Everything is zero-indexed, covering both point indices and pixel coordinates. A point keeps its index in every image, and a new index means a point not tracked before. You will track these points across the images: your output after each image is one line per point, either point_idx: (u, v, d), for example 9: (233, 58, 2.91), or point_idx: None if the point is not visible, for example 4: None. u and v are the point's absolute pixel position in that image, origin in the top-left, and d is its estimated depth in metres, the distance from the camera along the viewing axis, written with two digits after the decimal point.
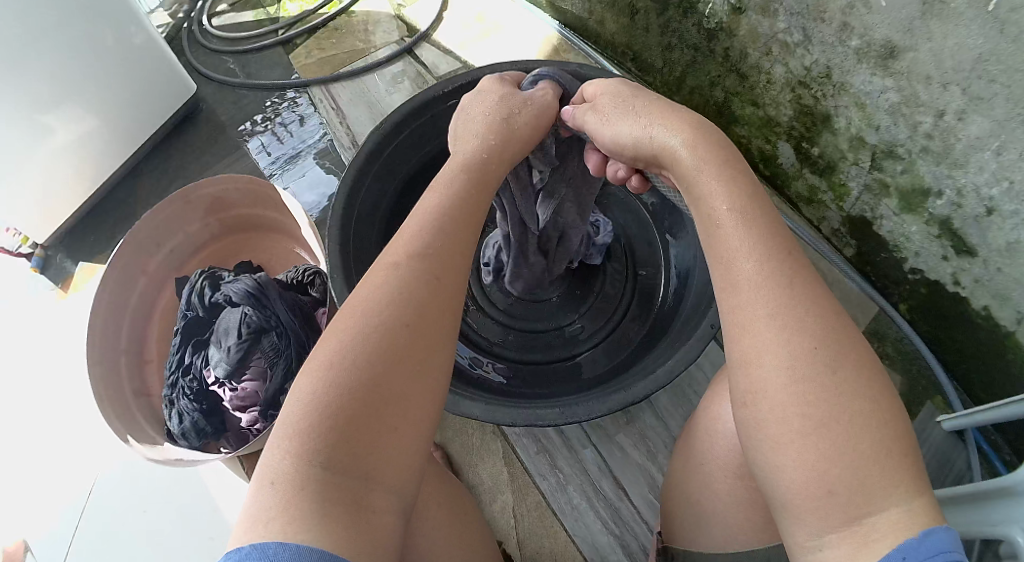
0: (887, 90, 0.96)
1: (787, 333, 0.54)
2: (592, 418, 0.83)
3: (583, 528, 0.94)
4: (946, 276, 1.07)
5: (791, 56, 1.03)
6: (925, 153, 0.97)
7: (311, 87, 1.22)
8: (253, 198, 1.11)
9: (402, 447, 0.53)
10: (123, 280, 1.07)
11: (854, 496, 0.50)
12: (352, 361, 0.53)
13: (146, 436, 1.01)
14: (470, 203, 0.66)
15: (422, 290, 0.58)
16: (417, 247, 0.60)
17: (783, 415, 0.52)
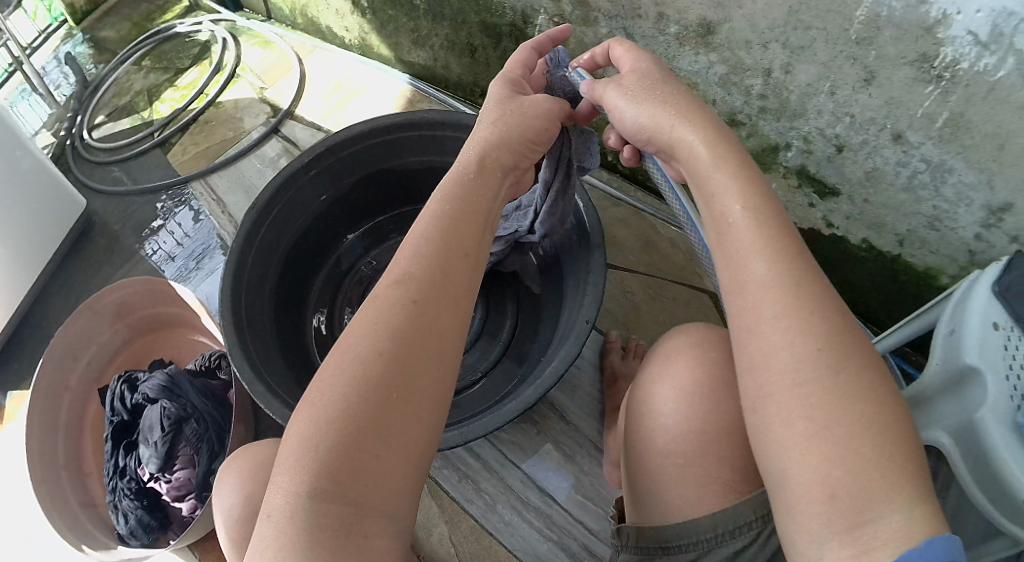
0: (713, 64, 1.03)
1: (784, 320, 0.57)
2: (492, 431, 0.88)
3: (520, 540, 0.97)
4: (818, 221, 1.13)
5: (620, 57, 1.10)
6: (764, 113, 1.05)
7: (191, 183, 1.26)
8: (154, 296, 1.15)
9: (393, 470, 0.54)
10: (48, 400, 1.11)
11: (854, 500, 0.51)
12: (343, 394, 0.56)
13: (100, 543, 1.06)
14: (461, 224, 0.67)
15: (407, 318, 0.59)
16: (405, 274, 0.62)
17: (787, 418, 0.54)
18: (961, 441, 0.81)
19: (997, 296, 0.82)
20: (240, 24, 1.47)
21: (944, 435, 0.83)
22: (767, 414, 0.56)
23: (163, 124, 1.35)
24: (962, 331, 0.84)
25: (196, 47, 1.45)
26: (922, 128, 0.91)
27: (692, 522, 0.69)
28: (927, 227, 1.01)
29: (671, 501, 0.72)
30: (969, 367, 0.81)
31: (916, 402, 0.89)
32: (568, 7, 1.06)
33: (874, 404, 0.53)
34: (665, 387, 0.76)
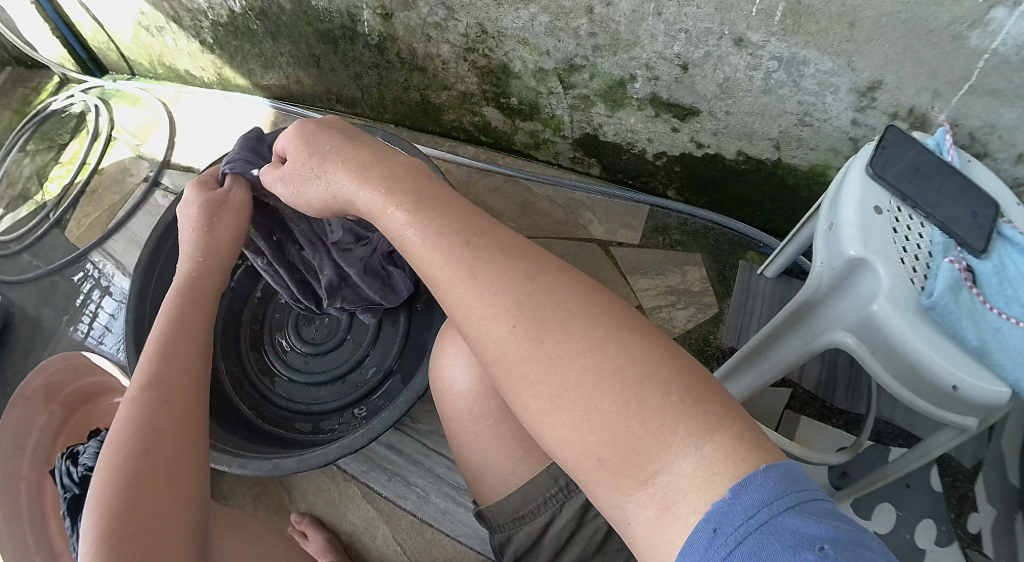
0: (536, 16, 1.00)
1: (481, 312, 0.55)
2: (392, 423, 0.91)
3: (458, 523, 1.01)
4: (688, 144, 1.11)
5: (447, 32, 1.08)
6: (600, 51, 1.02)
7: (92, 254, 1.31)
8: (78, 370, 1.20)
9: (172, 542, 0.59)
10: (3, 493, 1.15)
11: (626, 458, 0.49)
12: (111, 502, 0.59)
13: None
14: (188, 331, 0.73)
15: (153, 416, 0.65)
16: (149, 380, 0.67)
17: (525, 397, 0.53)
18: (864, 336, 0.77)
19: (873, 178, 0.80)
20: (110, 88, 1.52)
21: (846, 334, 0.78)
22: (508, 395, 0.54)
23: (55, 204, 1.38)
24: (840, 226, 0.79)
25: (74, 119, 1.50)
26: (761, 26, 0.88)
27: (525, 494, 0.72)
28: (799, 124, 0.99)
29: (495, 472, 0.74)
30: (855, 259, 0.76)
31: (812, 308, 0.83)
32: None
33: (592, 355, 0.51)
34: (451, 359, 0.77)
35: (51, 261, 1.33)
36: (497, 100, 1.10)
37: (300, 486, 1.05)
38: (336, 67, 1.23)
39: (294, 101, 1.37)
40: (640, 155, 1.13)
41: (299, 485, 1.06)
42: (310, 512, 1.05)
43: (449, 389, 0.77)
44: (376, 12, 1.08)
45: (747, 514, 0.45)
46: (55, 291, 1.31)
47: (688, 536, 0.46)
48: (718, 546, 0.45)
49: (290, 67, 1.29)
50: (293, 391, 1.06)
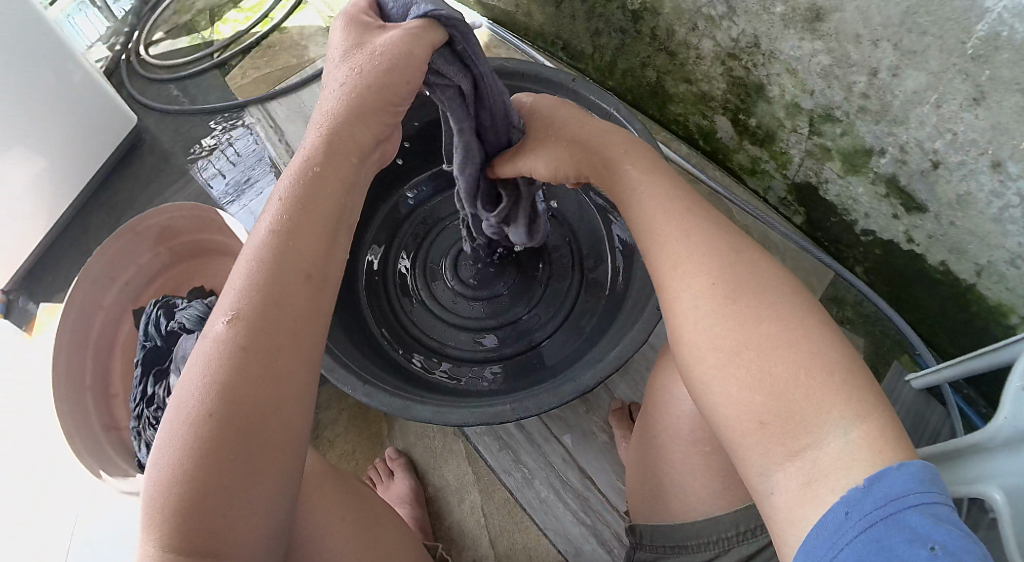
0: (817, 52, 0.94)
1: (687, 275, 0.58)
2: (543, 411, 0.83)
3: (553, 520, 0.93)
4: (899, 234, 1.06)
5: (717, 30, 1.01)
6: (863, 113, 0.95)
7: (249, 107, 1.27)
8: (201, 223, 1.12)
9: (252, 516, 0.49)
10: (80, 319, 1.07)
11: (784, 423, 0.50)
12: (186, 456, 0.49)
13: (117, 469, 1.04)
14: (312, 236, 0.57)
15: (245, 352, 0.52)
16: (246, 303, 0.53)
17: (701, 353, 0.55)
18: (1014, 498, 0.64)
19: None
20: None
21: (996, 491, 0.66)
22: (685, 356, 0.56)
23: (222, 46, 1.35)
24: None
25: None
26: None
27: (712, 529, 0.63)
28: (1007, 263, 0.94)
29: (691, 496, 0.65)
30: None
31: (972, 451, 0.73)
32: None
33: (785, 352, 0.52)
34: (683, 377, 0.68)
35: (200, 100, 1.31)
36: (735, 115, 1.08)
37: (411, 428, 0.99)
38: (577, 15, 1.21)
39: (513, 30, 1.36)
40: (850, 222, 1.11)
41: (410, 426, 0.99)
42: (406, 453, 0.99)
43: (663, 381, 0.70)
44: None
45: (878, 504, 0.46)
46: (189, 129, 1.30)
47: (824, 513, 0.48)
48: (846, 527, 0.46)
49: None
50: (432, 326, 0.99)
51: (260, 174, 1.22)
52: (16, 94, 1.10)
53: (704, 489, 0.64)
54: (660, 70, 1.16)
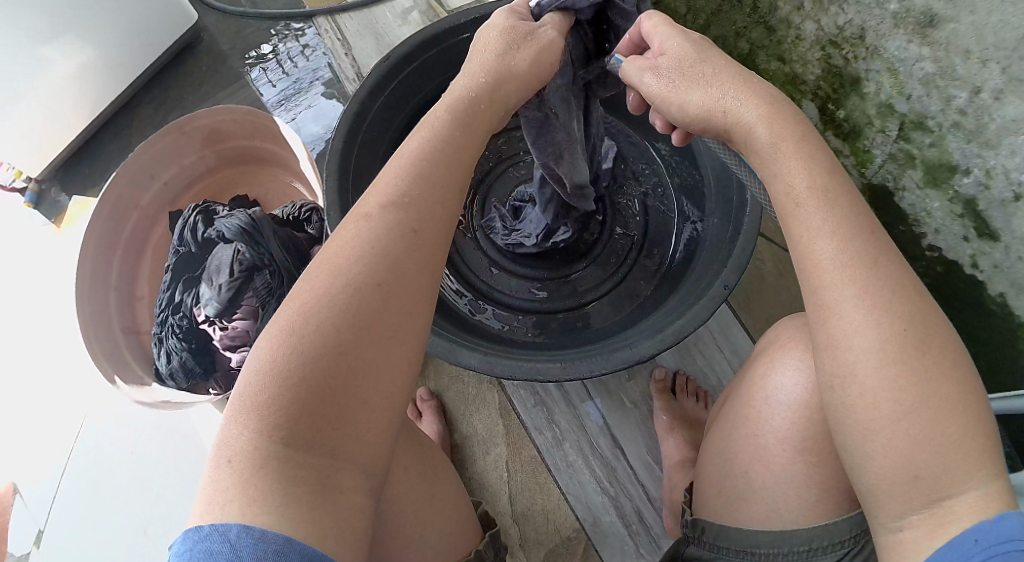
0: (922, 59, 0.90)
1: (866, 296, 0.49)
2: (593, 376, 0.76)
3: (576, 485, 0.89)
4: (965, 257, 0.98)
5: (824, 13, 0.97)
6: (956, 129, 0.91)
7: (316, 18, 1.26)
8: (252, 131, 1.06)
9: (377, 411, 0.49)
10: (113, 217, 1.03)
11: (937, 477, 0.46)
12: (318, 336, 0.48)
13: (134, 377, 1.00)
14: (451, 154, 0.58)
15: (393, 252, 0.52)
16: (390, 200, 0.54)
17: (873, 399, 0.48)
18: None
19: None
20: None
21: None
22: (845, 392, 0.49)
23: None
24: None
25: None
26: None
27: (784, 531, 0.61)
28: None
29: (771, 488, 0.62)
30: None
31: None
32: None
33: (955, 381, 0.47)
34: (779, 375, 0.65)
35: (264, 5, 1.30)
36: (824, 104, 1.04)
37: (446, 371, 0.97)
38: None
39: None
40: (917, 235, 1.03)
41: (445, 370, 0.96)
42: (438, 396, 0.96)
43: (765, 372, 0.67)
44: None
45: (1002, 539, 0.44)
46: (251, 36, 1.30)
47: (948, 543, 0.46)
48: (972, 553, 0.45)
49: None
50: (482, 266, 0.94)
51: (310, 86, 1.24)
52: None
53: (795, 490, 0.61)
54: (755, 44, 1.09)
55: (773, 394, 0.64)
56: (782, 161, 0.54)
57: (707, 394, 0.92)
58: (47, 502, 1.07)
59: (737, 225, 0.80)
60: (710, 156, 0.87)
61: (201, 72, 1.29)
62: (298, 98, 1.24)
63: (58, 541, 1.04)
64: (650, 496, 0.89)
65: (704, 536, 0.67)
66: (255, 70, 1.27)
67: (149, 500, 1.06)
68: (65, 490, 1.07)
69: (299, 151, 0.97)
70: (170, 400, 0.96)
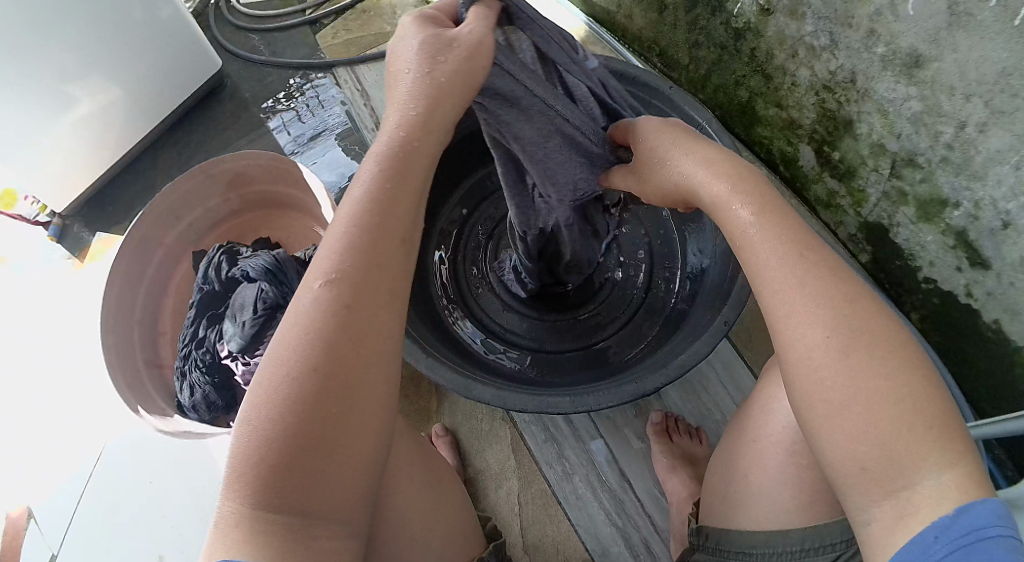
0: (910, 98, 0.94)
1: (798, 310, 0.54)
2: (601, 409, 0.79)
3: (585, 517, 0.92)
4: (959, 287, 1.02)
5: (817, 60, 1.02)
6: (944, 164, 0.94)
7: (336, 69, 1.34)
8: (275, 176, 1.10)
9: (346, 480, 0.51)
10: (140, 254, 1.08)
11: (884, 468, 0.49)
12: (281, 417, 0.49)
13: (156, 407, 1.03)
14: (393, 213, 0.55)
15: (337, 326, 0.51)
16: (336, 277, 0.52)
17: (810, 402, 0.53)
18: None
19: None
20: None
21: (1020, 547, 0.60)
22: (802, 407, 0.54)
23: (315, 5, 1.42)
24: None
25: None
26: None
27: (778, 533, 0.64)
28: None
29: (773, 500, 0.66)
30: None
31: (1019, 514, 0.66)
32: None
33: (886, 376, 0.51)
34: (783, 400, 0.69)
35: (284, 55, 1.37)
36: (820, 146, 1.08)
37: (460, 406, 1.01)
38: (679, 24, 1.18)
39: (612, 29, 1.33)
40: (913, 268, 1.07)
41: (459, 405, 1.01)
42: (453, 432, 0.99)
43: (769, 390, 0.72)
44: (760, 0, 1.03)
45: (966, 530, 0.48)
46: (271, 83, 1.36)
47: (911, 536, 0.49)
48: (932, 550, 0.48)
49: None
50: (494, 308, 0.99)
51: (326, 134, 1.28)
52: (97, 18, 1.11)
53: (791, 490, 0.65)
54: (754, 92, 1.14)
55: (775, 412, 0.69)
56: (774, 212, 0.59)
57: (700, 430, 0.95)
58: (62, 525, 1.10)
59: (736, 267, 0.84)
60: None
61: (223, 116, 1.35)
62: (314, 146, 1.28)
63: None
64: (658, 527, 0.91)
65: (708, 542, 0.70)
66: (275, 119, 1.31)
67: (167, 528, 1.09)
68: (81, 516, 1.10)
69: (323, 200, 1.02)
70: (191, 429, 0.98)
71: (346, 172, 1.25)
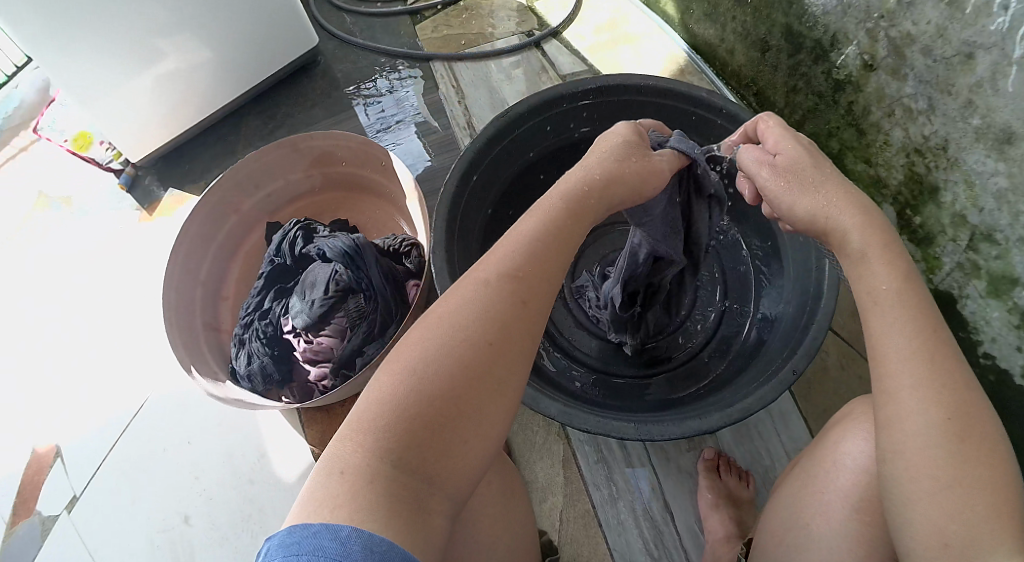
0: (998, 174, 0.94)
1: (922, 387, 0.57)
2: (663, 440, 0.80)
3: (623, 543, 0.93)
4: (1017, 368, 1.01)
5: (911, 122, 1.02)
6: (1022, 244, 0.95)
7: (433, 62, 1.35)
8: (362, 159, 1.10)
9: (474, 453, 0.52)
10: (213, 217, 1.09)
11: (965, 549, 0.53)
12: (435, 375, 0.52)
13: (207, 370, 1.04)
14: (569, 235, 0.61)
15: (508, 314, 0.55)
16: (511, 266, 0.57)
17: (915, 473, 0.56)
18: None
19: None
20: None
21: None
22: (898, 475, 0.57)
23: None
24: None
25: None
26: None
27: None
28: None
29: (832, 549, 0.69)
30: None
31: None
32: (883, 51, 1.01)
33: (988, 466, 0.55)
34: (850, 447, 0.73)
35: (379, 40, 1.38)
36: (902, 209, 1.08)
37: (519, 415, 1.01)
38: (780, 67, 1.18)
39: (711, 62, 1.33)
40: (973, 342, 1.06)
41: (519, 414, 1.01)
42: (506, 439, 0.99)
43: (836, 441, 0.75)
44: (864, 55, 1.04)
45: None
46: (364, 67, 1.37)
47: None
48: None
49: (734, 35, 1.25)
50: (565, 322, 1.00)
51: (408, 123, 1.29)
52: None
53: (849, 544, 0.68)
54: (845, 144, 1.14)
55: (841, 459, 0.73)
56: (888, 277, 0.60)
57: (749, 473, 0.95)
58: (96, 460, 1.12)
59: (811, 315, 0.85)
60: (792, 252, 0.92)
61: (312, 92, 1.36)
62: (396, 133, 1.28)
63: (89, 512, 1.08)
64: None
65: None
66: (361, 102, 1.32)
67: (196, 492, 1.09)
68: (110, 463, 1.12)
69: (405, 183, 1.02)
70: (243, 398, 0.99)
71: (421, 164, 1.24)
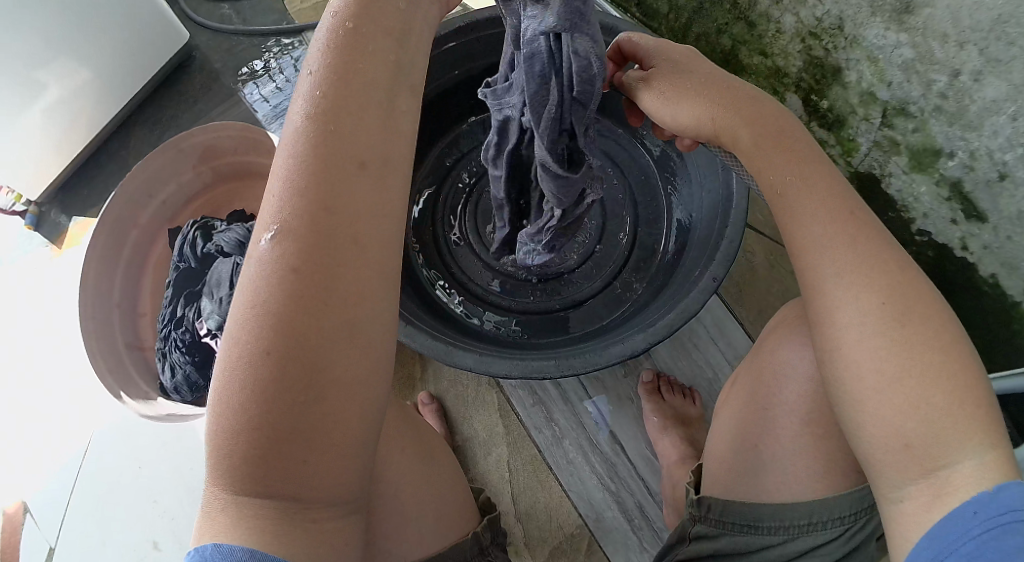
0: (901, 45, 0.91)
1: (850, 270, 0.51)
2: (588, 371, 0.76)
3: (577, 482, 0.90)
4: (954, 240, 0.99)
5: (802, 6, 0.98)
6: (938, 113, 0.92)
7: (306, 33, 1.31)
8: (248, 146, 1.08)
9: (328, 455, 0.45)
10: (115, 232, 1.05)
11: (928, 447, 0.47)
12: (243, 393, 0.44)
13: (139, 391, 1.01)
14: (349, 143, 0.46)
15: (289, 290, 0.44)
16: (289, 217, 0.45)
17: (857, 372, 0.50)
18: None
19: None
20: None
21: None
22: (840, 368, 0.51)
23: None
24: None
25: None
26: None
27: (787, 506, 0.61)
28: None
29: (777, 460, 0.64)
30: None
31: None
32: None
33: (941, 350, 0.48)
34: (791, 351, 0.65)
35: (253, 22, 1.34)
36: (807, 96, 1.05)
37: (444, 372, 0.98)
38: None
39: None
40: (906, 220, 1.03)
41: (444, 372, 0.98)
42: (438, 399, 0.97)
43: (772, 347, 0.68)
44: None
45: (1000, 510, 0.46)
46: (243, 52, 1.33)
47: (949, 514, 0.47)
48: (972, 526, 0.46)
49: None
50: (474, 268, 0.97)
51: None
52: None
53: (804, 460, 0.62)
54: (737, 39, 1.11)
55: (783, 367, 0.65)
56: (754, 149, 0.57)
57: (693, 390, 0.93)
58: (58, 519, 1.08)
59: (723, 222, 0.81)
60: (693, 156, 0.89)
61: (194, 90, 1.32)
62: None
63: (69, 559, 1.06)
64: (652, 490, 0.90)
65: (711, 514, 0.65)
66: (249, 87, 1.30)
67: (159, 515, 1.07)
68: (74, 505, 1.09)
69: None
70: (177, 412, 0.96)
71: None
